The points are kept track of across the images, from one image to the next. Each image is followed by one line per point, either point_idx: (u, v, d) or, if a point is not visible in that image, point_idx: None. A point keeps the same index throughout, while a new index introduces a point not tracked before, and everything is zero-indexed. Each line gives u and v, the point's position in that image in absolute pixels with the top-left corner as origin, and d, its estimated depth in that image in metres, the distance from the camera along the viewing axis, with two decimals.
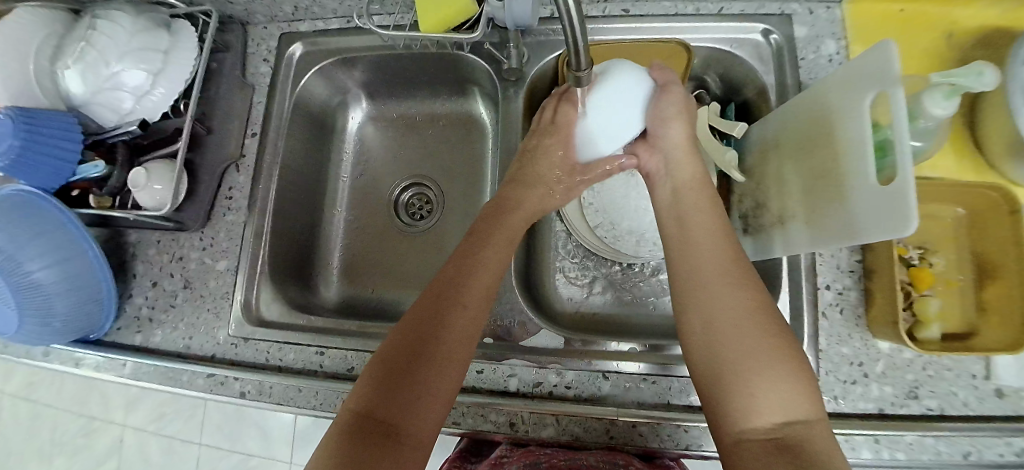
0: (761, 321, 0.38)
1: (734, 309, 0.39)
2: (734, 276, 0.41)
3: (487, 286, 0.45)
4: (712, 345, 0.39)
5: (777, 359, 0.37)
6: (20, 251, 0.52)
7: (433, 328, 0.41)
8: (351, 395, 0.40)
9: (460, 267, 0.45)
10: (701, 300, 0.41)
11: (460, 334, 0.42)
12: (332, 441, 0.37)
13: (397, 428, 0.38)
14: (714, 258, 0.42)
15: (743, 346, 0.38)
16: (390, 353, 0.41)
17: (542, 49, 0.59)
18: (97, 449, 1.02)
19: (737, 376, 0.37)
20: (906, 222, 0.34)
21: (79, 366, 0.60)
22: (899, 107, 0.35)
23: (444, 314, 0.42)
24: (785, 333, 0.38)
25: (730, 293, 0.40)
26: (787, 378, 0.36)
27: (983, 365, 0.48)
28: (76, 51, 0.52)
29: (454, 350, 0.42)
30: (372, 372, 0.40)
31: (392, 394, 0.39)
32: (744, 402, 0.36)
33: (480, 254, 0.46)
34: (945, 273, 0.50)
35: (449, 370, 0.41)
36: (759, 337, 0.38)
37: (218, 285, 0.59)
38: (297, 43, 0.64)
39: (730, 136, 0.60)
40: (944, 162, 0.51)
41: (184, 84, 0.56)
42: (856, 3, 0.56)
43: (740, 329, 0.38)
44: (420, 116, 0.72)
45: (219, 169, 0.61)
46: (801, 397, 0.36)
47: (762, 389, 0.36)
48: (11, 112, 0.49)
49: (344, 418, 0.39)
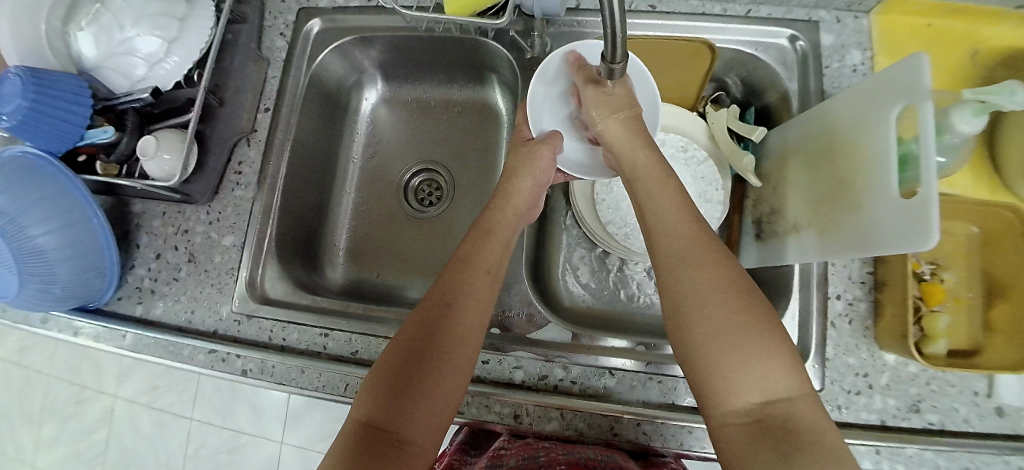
0: (730, 298, 0.36)
1: (700, 288, 0.36)
2: (694, 253, 0.38)
3: (486, 291, 0.45)
4: (681, 328, 0.37)
5: (752, 336, 0.34)
6: (22, 214, 0.51)
7: (435, 333, 0.41)
8: (355, 405, 0.39)
9: (458, 272, 0.45)
10: (667, 281, 0.38)
11: (462, 339, 0.42)
12: (336, 452, 0.36)
13: (403, 436, 0.37)
14: (675, 238, 0.40)
15: (711, 325, 0.35)
16: (392, 360, 0.40)
17: (565, 40, 0.58)
18: (87, 419, 1.01)
19: (711, 361, 0.35)
20: (926, 237, 0.34)
21: (77, 336, 0.59)
22: (928, 124, 0.35)
23: (444, 319, 0.42)
24: (758, 305, 0.36)
25: (691, 272, 0.37)
26: (761, 354, 0.34)
27: (986, 383, 0.48)
28: (92, 13, 0.54)
29: (457, 354, 0.41)
30: (375, 381, 0.39)
31: (396, 401, 0.38)
32: (722, 385, 0.35)
33: (480, 260, 0.46)
34: (955, 290, 0.50)
35: (453, 376, 0.41)
36: (730, 314, 0.35)
37: (224, 260, 0.58)
38: (315, 19, 0.63)
39: (749, 140, 0.60)
40: (962, 180, 0.51)
41: (199, 53, 0.55)
42: (884, 14, 0.56)
43: (705, 308, 0.36)
44: (435, 101, 0.71)
45: (230, 143, 0.60)
46: (781, 372, 0.34)
47: (738, 370, 0.34)
48: (23, 73, 0.49)
49: (349, 429, 0.38)
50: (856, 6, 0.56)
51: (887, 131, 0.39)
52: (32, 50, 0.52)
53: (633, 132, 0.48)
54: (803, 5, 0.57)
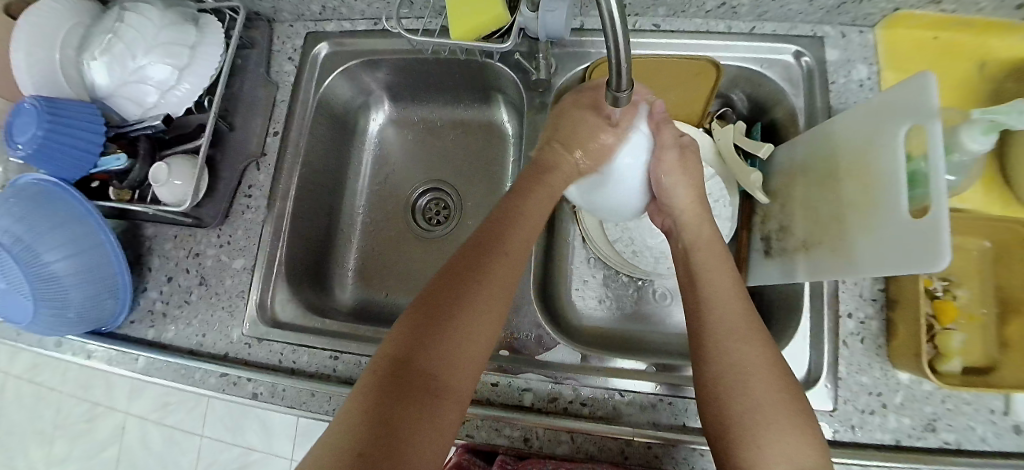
0: (772, 376, 0.38)
1: (746, 364, 0.38)
2: (740, 331, 0.40)
3: (522, 239, 0.44)
4: (720, 398, 0.38)
5: (787, 414, 0.36)
6: (38, 240, 0.52)
7: (473, 276, 0.40)
8: (384, 346, 0.38)
9: (497, 224, 0.45)
10: (712, 350, 0.40)
11: (499, 286, 0.41)
12: (363, 393, 0.35)
13: (437, 377, 0.36)
14: (724, 314, 0.41)
15: (753, 401, 0.37)
16: (429, 298, 0.39)
17: (570, 60, 0.58)
18: (98, 436, 1.02)
19: (745, 429, 0.36)
20: (938, 257, 0.34)
21: (89, 358, 0.60)
22: (936, 142, 0.35)
23: (481, 264, 0.41)
24: (793, 384, 0.38)
25: (739, 347, 0.39)
26: (794, 428, 0.36)
27: (1003, 401, 0.47)
28: (104, 43, 0.53)
29: (492, 302, 0.40)
30: (406, 322, 0.38)
31: (428, 340, 0.37)
32: (752, 452, 0.35)
33: (516, 215, 0.46)
34: (968, 306, 0.49)
35: (487, 321, 0.40)
36: (771, 394, 0.37)
37: (234, 283, 0.59)
38: (323, 43, 0.64)
39: (755, 157, 0.60)
40: (973, 195, 0.51)
41: (209, 80, 0.56)
42: (889, 28, 0.55)
43: (751, 380, 0.38)
44: (442, 120, 0.71)
45: (240, 166, 0.61)
46: (810, 452, 0.35)
47: (773, 444, 0.35)
48: (39, 102, 0.50)
49: (377, 369, 0.36)
50: (860, 21, 0.56)
51: (893, 150, 0.38)
52: (47, 80, 0.53)
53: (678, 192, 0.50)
54: (808, 21, 0.57)
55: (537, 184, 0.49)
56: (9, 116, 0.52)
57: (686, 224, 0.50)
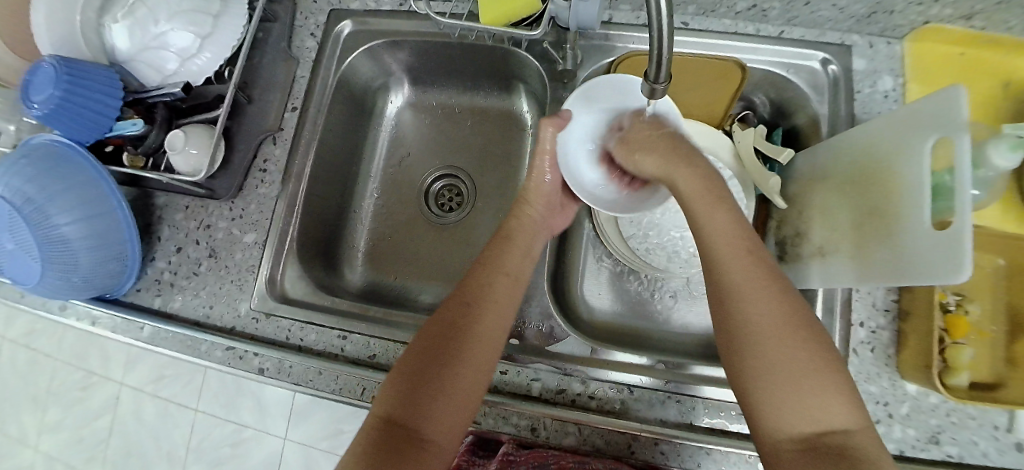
0: (796, 335, 0.36)
1: (763, 324, 0.37)
2: (761, 288, 0.38)
3: (507, 293, 0.46)
4: (744, 358, 0.37)
5: (811, 371, 0.35)
6: (49, 202, 0.51)
7: (456, 335, 0.42)
8: (377, 401, 0.40)
9: (480, 276, 0.47)
10: (733, 309, 0.38)
11: (484, 343, 0.43)
12: (358, 446, 0.38)
13: (424, 436, 0.38)
14: (742, 269, 0.38)
15: (768, 361, 0.36)
16: (414, 355, 0.42)
17: (596, 53, 0.58)
18: (92, 405, 1.01)
19: (773, 387, 0.36)
20: (960, 270, 0.34)
21: (94, 325, 0.60)
22: (963, 156, 0.35)
23: (464, 321, 0.43)
24: (819, 338, 0.37)
25: (751, 306, 0.37)
26: (826, 387, 0.35)
27: (1007, 418, 0.48)
28: (127, 6, 0.53)
29: (477, 356, 0.42)
30: (395, 377, 0.41)
31: (413, 399, 0.39)
32: (774, 409, 0.36)
33: (500, 266, 0.48)
34: (979, 323, 0.49)
35: (474, 379, 0.41)
36: (798, 352, 0.36)
37: (245, 257, 0.58)
38: (346, 21, 0.63)
39: (774, 161, 0.60)
40: (990, 212, 0.51)
41: (230, 50, 0.55)
42: (918, 40, 0.55)
43: (777, 339, 0.36)
44: (460, 107, 0.71)
45: (256, 140, 0.60)
46: (838, 407, 0.35)
47: (793, 405, 0.35)
48: (57, 62, 0.49)
49: (370, 423, 0.39)
50: (890, 32, 0.55)
51: (919, 162, 0.38)
52: (66, 40, 0.52)
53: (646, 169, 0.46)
54: (837, 28, 0.57)
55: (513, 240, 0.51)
56: (26, 74, 0.51)
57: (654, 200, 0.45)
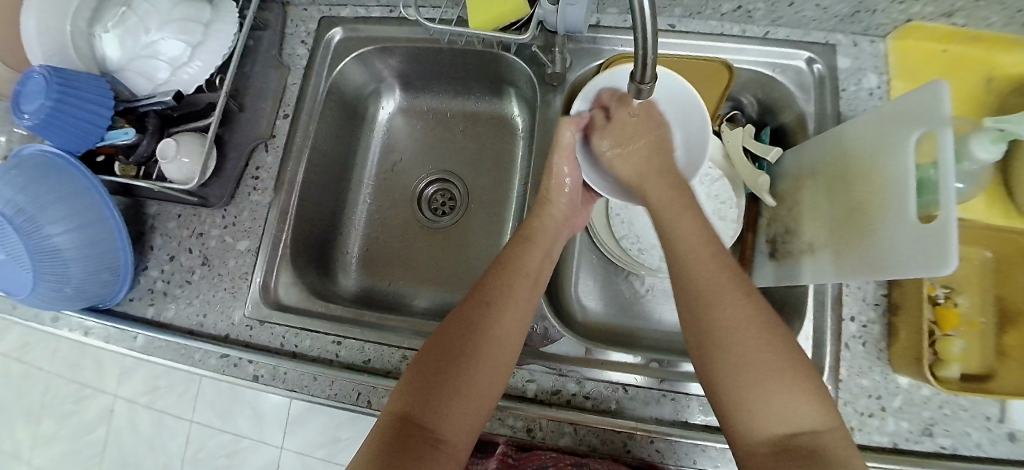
0: (755, 335, 0.37)
1: (727, 325, 0.38)
2: (721, 289, 0.40)
3: (526, 296, 0.46)
4: (708, 359, 0.39)
5: (776, 370, 0.36)
6: (40, 212, 0.51)
7: (476, 335, 0.42)
8: (392, 398, 0.40)
9: (501, 275, 0.46)
10: (697, 312, 0.40)
11: (502, 346, 0.43)
12: (371, 443, 0.37)
13: (438, 435, 0.38)
14: (701, 273, 0.41)
15: (737, 361, 0.37)
16: (434, 353, 0.41)
17: (585, 55, 0.59)
18: (85, 417, 1.00)
19: (736, 389, 0.37)
20: (945, 262, 0.34)
21: (87, 335, 0.59)
22: (947, 149, 0.35)
23: (485, 321, 0.43)
24: (784, 337, 0.37)
25: (717, 308, 0.39)
26: (789, 387, 0.36)
27: (999, 409, 0.48)
28: (117, 16, 0.54)
29: (496, 358, 0.42)
30: (413, 375, 0.40)
31: (431, 398, 0.39)
32: (743, 410, 0.36)
33: (520, 266, 0.48)
34: (968, 315, 0.50)
35: (490, 381, 0.41)
36: (759, 354, 0.37)
37: (238, 264, 0.58)
38: (337, 28, 0.64)
39: (763, 160, 0.61)
40: (975, 205, 0.52)
41: (222, 58, 0.55)
42: (900, 39, 0.56)
43: (733, 341, 0.38)
44: (452, 112, 0.72)
45: (248, 148, 0.60)
46: (806, 406, 0.35)
47: (761, 404, 0.36)
48: (47, 72, 0.49)
49: (384, 420, 0.39)
50: (872, 31, 0.56)
51: (904, 157, 0.39)
52: (58, 50, 0.52)
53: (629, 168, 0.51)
54: (821, 28, 0.58)
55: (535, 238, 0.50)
56: (17, 84, 0.51)
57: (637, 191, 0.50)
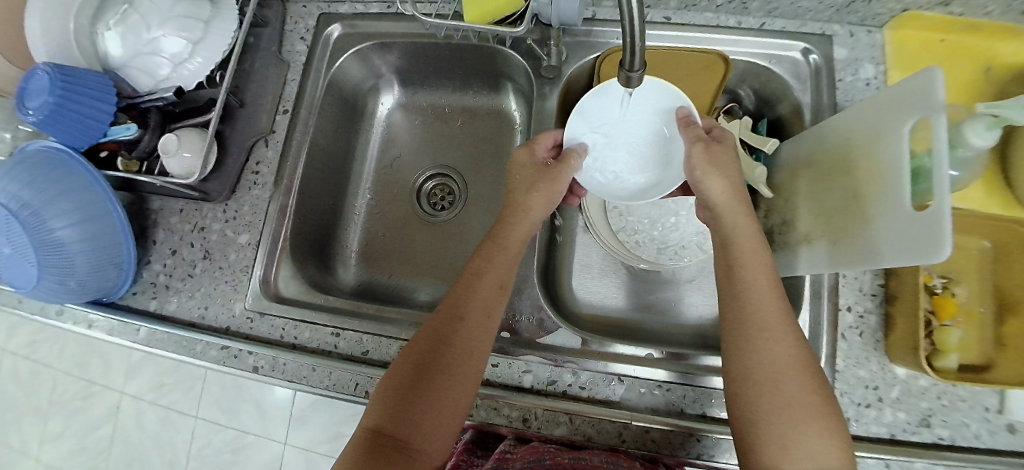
0: (802, 378, 0.38)
1: (777, 366, 0.38)
2: (774, 328, 0.40)
3: (493, 301, 0.45)
4: (749, 394, 0.38)
5: (815, 415, 0.37)
6: (45, 206, 0.52)
7: (442, 345, 0.42)
8: (366, 413, 0.41)
9: (469, 283, 0.45)
10: (745, 345, 0.40)
11: (468, 354, 0.42)
12: (346, 457, 0.38)
13: (410, 446, 0.38)
14: (759, 311, 0.40)
15: (781, 398, 0.37)
16: (402, 367, 0.42)
17: (581, 48, 0.59)
18: (92, 414, 1.01)
19: (773, 427, 0.36)
20: (938, 248, 0.34)
21: (91, 328, 0.60)
22: (940, 137, 0.35)
23: (450, 330, 0.43)
24: (824, 387, 0.38)
25: (769, 346, 0.39)
26: (823, 430, 0.36)
27: (998, 400, 0.48)
28: (120, 13, 0.55)
29: (463, 366, 0.42)
30: (384, 390, 0.41)
31: (402, 409, 0.40)
32: (778, 447, 0.36)
33: (488, 272, 0.46)
34: (966, 304, 0.50)
35: (459, 388, 0.41)
36: (802, 394, 0.37)
37: (239, 258, 0.59)
38: (335, 24, 0.64)
39: (761, 151, 0.61)
40: (973, 195, 0.51)
41: (222, 55, 0.56)
42: (898, 29, 0.56)
43: (781, 381, 0.37)
44: (450, 107, 0.72)
45: (249, 143, 0.61)
46: (835, 451, 0.36)
47: (798, 440, 0.36)
48: (52, 70, 0.50)
49: (359, 434, 0.40)
50: (869, 21, 0.56)
51: (899, 144, 0.39)
52: (61, 47, 0.53)
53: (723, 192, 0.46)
54: (817, 19, 0.58)
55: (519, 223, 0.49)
56: (21, 82, 0.52)
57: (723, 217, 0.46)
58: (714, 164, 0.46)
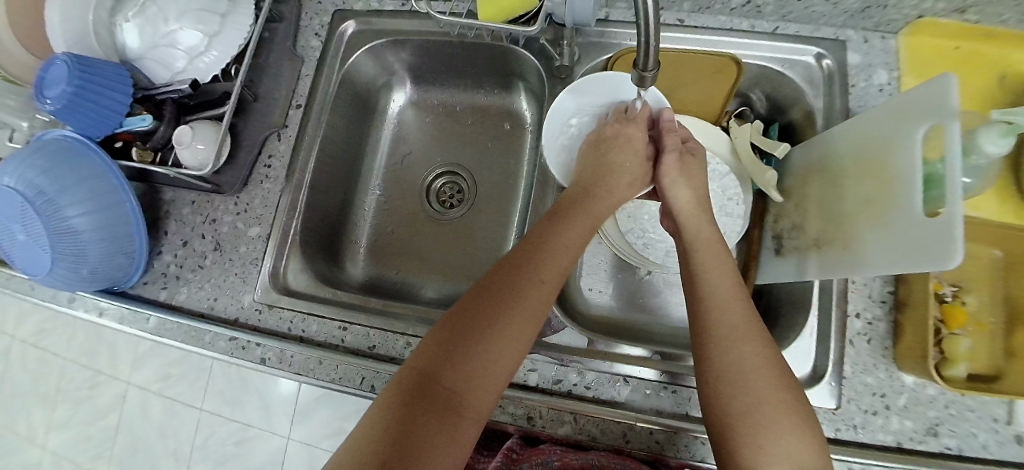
0: (773, 379, 0.38)
1: (748, 365, 0.39)
2: (739, 331, 0.41)
3: (559, 269, 0.46)
4: (721, 395, 0.39)
5: (785, 414, 0.37)
6: (60, 194, 0.53)
7: (505, 303, 0.42)
8: (413, 357, 0.40)
9: (537, 247, 0.46)
10: (714, 348, 0.41)
11: (529, 318, 0.42)
12: (388, 399, 0.37)
13: (459, 399, 0.37)
14: (725, 315, 0.42)
15: (752, 398, 0.38)
16: (459, 316, 0.41)
17: (594, 49, 0.59)
18: (99, 402, 1.02)
19: (745, 427, 0.37)
20: (951, 255, 0.34)
21: (101, 316, 0.61)
22: (954, 143, 0.34)
23: (515, 290, 0.42)
24: (795, 387, 0.39)
25: (737, 348, 0.40)
26: (797, 429, 0.36)
27: (1006, 410, 0.47)
28: (138, 5, 0.56)
29: (522, 329, 0.41)
30: (437, 337, 0.40)
31: (456, 360, 0.39)
32: (753, 447, 0.36)
33: (556, 240, 0.47)
34: (977, 314, 0.49)
35: (514, 349, 0.41)
36: (772, 394, 0.38)
37: (249, 250, 0.60)
38: (350, 21, 0.65)
39: (771, 156, 0.60)
40: (986, 204, 0.51)
41: (236, 48, 0.56)
42: (913, 35, 0.56)
43: (750, 380, 0.38)
44: (461, 105, 0.72)
45: (261, 137, 0.62)
46: (810, 449, 0.36)
47: (770, 441, 0.36)
48: (69, 59, 0.50)
49: (404, 379, 0.38)
50: (883, 27, 0.56)
51: (912, 150, 0.38)
52: (80, 38, 0.54)
53: (686, 198, 0.52)
54: (831, 24, 0.57)
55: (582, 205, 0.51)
56: (40, 71, 0.53)
57: (685, 225, 0.51)
58: (682, 173, 0.53)
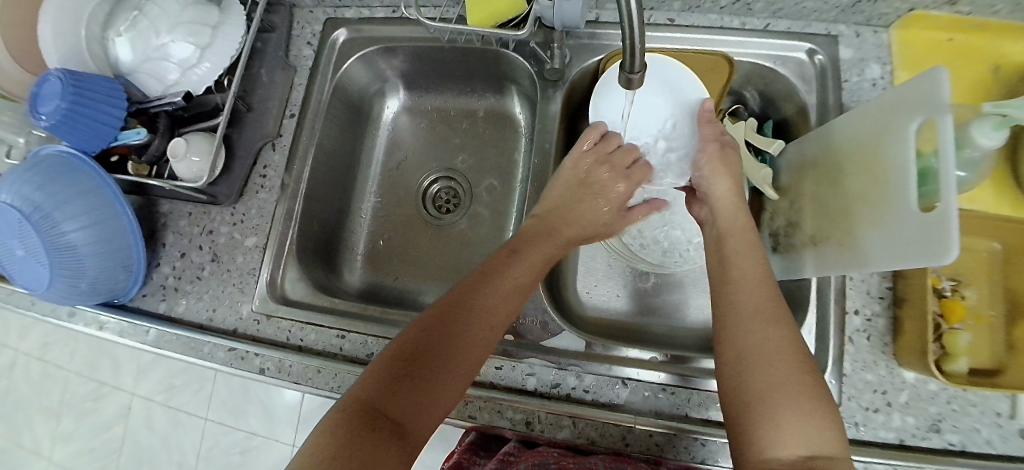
0: (796, 359, 0.37)
1: (770, 345, 0.38)
2: (764, 312, 0.40)
3: (512, 296, 0.47)
4: (740, 377, 0.38)
5: (808, 396, 0.36)
6: (57, 209, 0.53)
7: (457, 330, 0.43)
8: (359, 382, 0.40)
9: (491, 276, 0.47)
10: (737, 329, 0.40)
11: (478, 348, 0.43)
12: (333, 423, 0.37)
13: (403, 427, 0.38)
14: (748, 295, 0.42)
15: (772, 377, 0.37)
16: (410, 342, 0.42)
17: (585, 51, 0.59)
18: (103, 414, 1.03)
19: (764, 407, 0.36)
20: (946, 249, 0.33)
21: (101, 329, 0.61)
22: (946, 137, 0.34)
23: (468, 318, 0.44)
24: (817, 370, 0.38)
25: (760, 328, 0.39)
26: (818, 412, 0.35)
27: (1009, 404, 0.47)
28: (129, 20, 0.55)
29: (469, 358, 0.43)
30: (386, 361, 0.40)
31: (404, 386, 0.39)
32: (769, 426, 0.35)
33: (510, 268, 0.48)
34: (976, 308, 0.49)
35: (460, 376, 0.42)
36: (794, 373, 0.37)
37: (246, 260, 0.60)
38: (341, 29, 0.65)
39: (766, 153, 0.60)
40: (983, 196, 0.51)
41: (229, 59, 0.57)
42: (905, 29, 0.55)
43: (773, 359, 0.37)
44: (454, 110, 0.72)
45: (256, 147, 0.62)
46: (829, 434, 0.35)
47: (788, 419, 0.35)
48: (63, 75, 0.51)
49: (348, 404, 0.38)
50: (875, 21, 0.56)
51: (905, 144, 0.38)
52: (72, 54, 0.54)
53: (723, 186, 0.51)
54: (822, 19, 0.57)
55: (537, 243, 0.51)
56: (34, 87, 0.53)
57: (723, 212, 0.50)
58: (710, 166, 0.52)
